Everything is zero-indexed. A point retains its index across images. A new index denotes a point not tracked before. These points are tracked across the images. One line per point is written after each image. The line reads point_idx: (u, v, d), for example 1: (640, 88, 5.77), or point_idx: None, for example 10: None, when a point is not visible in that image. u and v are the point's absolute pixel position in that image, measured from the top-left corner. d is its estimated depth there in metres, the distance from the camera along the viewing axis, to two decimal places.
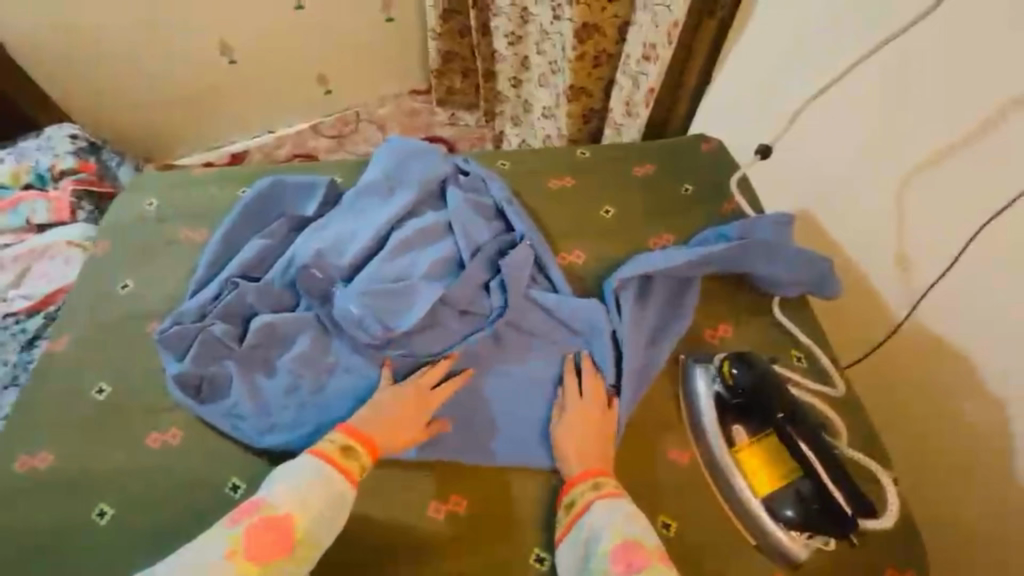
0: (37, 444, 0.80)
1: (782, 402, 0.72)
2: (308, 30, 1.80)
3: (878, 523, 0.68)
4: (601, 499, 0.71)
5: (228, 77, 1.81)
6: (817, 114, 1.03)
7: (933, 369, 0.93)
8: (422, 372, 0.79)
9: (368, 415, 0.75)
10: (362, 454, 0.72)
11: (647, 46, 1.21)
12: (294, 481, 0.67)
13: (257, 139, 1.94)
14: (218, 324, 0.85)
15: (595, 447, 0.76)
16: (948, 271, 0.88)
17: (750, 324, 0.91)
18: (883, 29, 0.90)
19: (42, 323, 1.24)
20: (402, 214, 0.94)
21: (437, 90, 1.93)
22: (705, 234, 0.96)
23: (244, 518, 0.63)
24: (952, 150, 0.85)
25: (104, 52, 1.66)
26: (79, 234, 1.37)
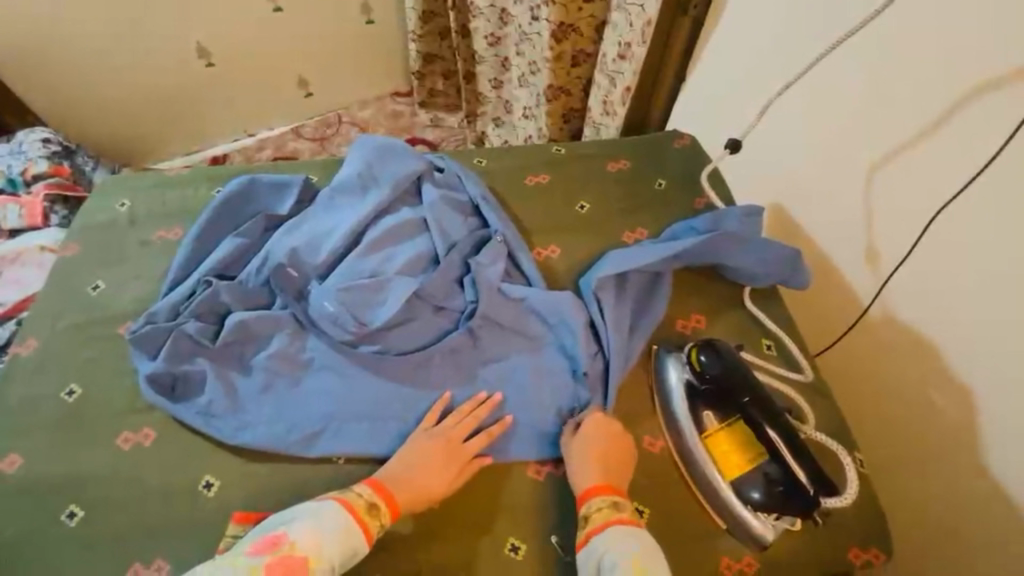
0: (3, 448, 0.79)
1: (748, 386, 0.73)
2: (287, 32, 1.79)
3: (840, 501, 0.70)
4: (623, 525, 0.68)
5: (206, 81, 1.80)
6: (786, 109, 1.06)
7: (900, 355, 0.95)
8: (455, 425, 0.77)
9: (396, 468, 0.73)
10: (385, 515, 0.70)
11: (621, 45, 1.23)
12: (319, 521, 0.66)
13: (237, 142, 1.93)
14: (191, 323, 0.84)
15: (611, 460, 0.74)
16: (910, 260, 0.91)
17: (722, 314, 0.92)
18: (846, 24, 0.93)
19: (13, 330, 1.22)
20: (377, 211, 0.95)
21: (419, 92, 1.93)
22: (677, 227, 0.98)
23: (267, 552, 0.63)
24: (913, 141, 0.87)
25: (75, 54, 1.63)
26: (51, 239, 1.38)
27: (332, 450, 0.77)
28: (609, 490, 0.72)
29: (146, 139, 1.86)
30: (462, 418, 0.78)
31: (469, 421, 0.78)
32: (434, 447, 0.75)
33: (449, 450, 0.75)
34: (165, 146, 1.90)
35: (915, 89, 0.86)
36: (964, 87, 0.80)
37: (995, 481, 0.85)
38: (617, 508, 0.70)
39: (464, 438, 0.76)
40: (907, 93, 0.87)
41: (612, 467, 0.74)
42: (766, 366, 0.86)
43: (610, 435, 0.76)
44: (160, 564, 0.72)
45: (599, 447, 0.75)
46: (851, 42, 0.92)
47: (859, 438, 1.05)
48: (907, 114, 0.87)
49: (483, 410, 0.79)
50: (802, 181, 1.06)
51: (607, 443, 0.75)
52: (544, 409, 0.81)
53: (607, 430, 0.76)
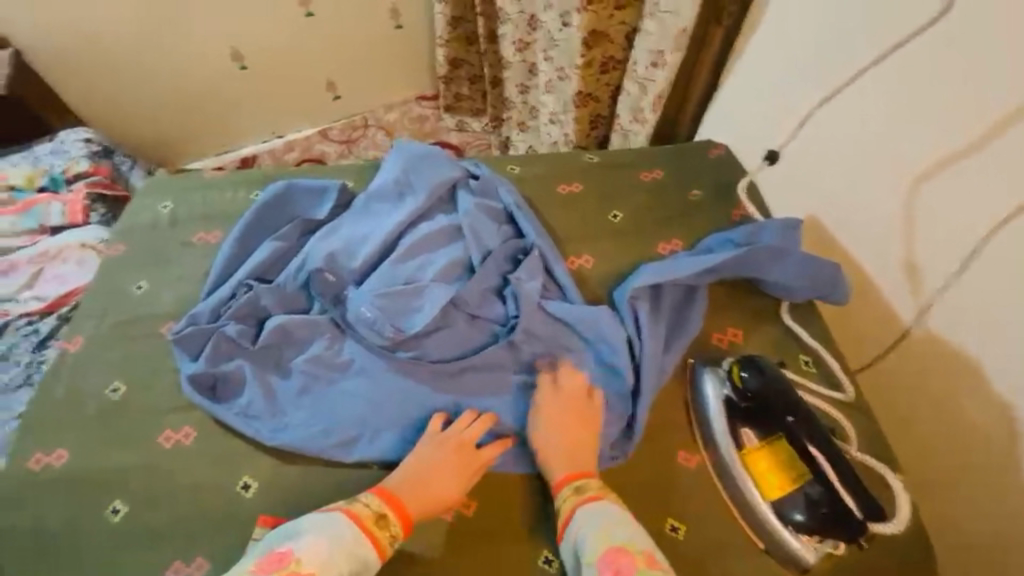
0: (52, 442, 0.81)
1: (793, 405, 0.71)
2: (317, 37, 1.82)
3: (889, 527, 0.68)
4: (583, 506, 0.70)
5: (238, 84, 1.84)
6: (826, 119, 1.04)
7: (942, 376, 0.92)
8: (463, 428, 0.77)
9: (404, 476, 0.74)
10: (394, 524, 0.70)
11: (654, 53, 1.23)
12: (325, 537, 0.65)
13: (266, 143, 1.97)
14: (232, 325, 0.86)
15: (571, 449, 0.76)
16: (948, 276, 0.89)
17: (758, 329, 0.91)
18: (890, 37, 0.91)
19: (55, 324, 1.30)
20: (413, 218, 0.96)
21: (445, 96, 1.94)
22: (712, 238, 0.97)
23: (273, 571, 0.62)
24: (955, 157, 0.85)
25: (116, 58, 1.70)
26: (92, 237, 1.43)
27: (368, 455, 0.78)
28: (572, 476, 0.74)
29: (180, 140, 1.92)
30: (466, 424, 0.78)
31: (478, 424, 0.78)
32: (440, 457, 0.74)
33: (464, 456, 0.75)
34: (197, 146, 1.94)
35: (959, 102, 0.84)
36: (1011, 102, 0.77)
37: None
38: (580, 491, 0.72)
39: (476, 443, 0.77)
40: (950, 106, 0.85)
41: (575, 452, 0.76)
42: (806, 383, 0.84)
43: (563, 417, 0.77)
44: (199, 562, 0.73)
45: (551, 423, 0.77)
46: (893, 56, 0.91)
47: (899, 450, 1.03)
48: (953, 124, 0.85)
49: (483, 423, 0.78)
50: (839, 194, 1.05)
51: (564, 420, 0.77)
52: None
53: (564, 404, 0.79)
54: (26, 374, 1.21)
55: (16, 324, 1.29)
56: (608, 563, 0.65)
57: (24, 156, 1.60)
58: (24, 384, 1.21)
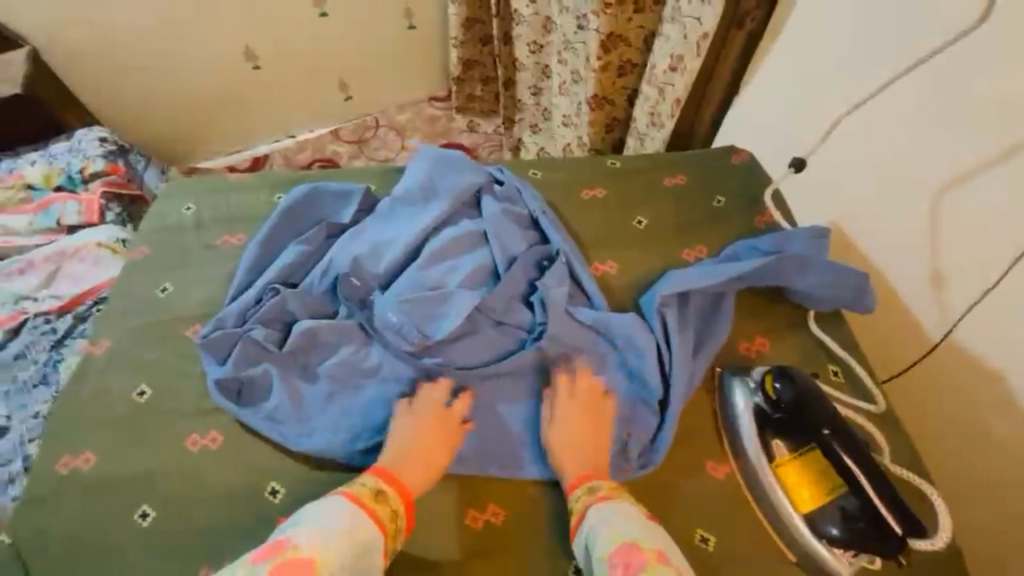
0: (80, 445, 0.81)
1: (827, 417, 0.70)
2: (330, 36, 1.82)
3: (930, 544, 0.66)
4: (598, 504, 0.71)
5: (251, 83, 1.85)
6: (853, 128, 1.02)
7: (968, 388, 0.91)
8: (432, 390, 0.80)
9: (393, 453, 0.76)
10: (393, 499, 0.71)
11: (673, 58, 1.22)
12: (322, 522, 0.65)
13: (279, 143, 1.97)
14: (258, 329, 0.86)
15: (586, 445, 0.77)
16: (973, 287, 0.88)
17: (785, 338, 0.90)
18: (917, 47, 0.90)
19: (71, 323, 1.30)
20: (437, 223, 0.96)
21: (457, 97, 1.94)
22: (738, 246, 0.96)
23: (271, 557, 0.61)
24: (980, 169, 0.85)
25: (131, 58, 1.71)
26: (106, 236, 1.43)
27: None
28: (582, 477, 0.75)
29: (193, 140, 1.92)
30: (438, 386, 0.80)
31: (439, 392, 0.80)
32: (415, 434, 0.76)
33: (435, 428, 0.77)
34: (210, 145, 1.94)
35: (989, 113, 0.83)
36: None
37: None
38: (593, 491, 0.73)
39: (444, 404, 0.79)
40: (976, 118, 0.84)
41: (586, 453, 0.77)
42: (839, 395, 0.83)
43: (575, 413, 0.79)
44: None
45: (565, 415, 0.79)
46: (927, 64, 0.89)
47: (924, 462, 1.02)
48: (983, 134, 0.84)
49: (463, 402, 0.80)
50: (863, 201, 1.03)
51: (573, 417, 0.78)
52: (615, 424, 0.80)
53: (579, 395, 0.80)
54: (43, 372, 1.22)
55: (34, 323, 1.30)
56: (619, 561, 0.64)
57: (41, 155, 1.60)
58: (41, 383, 1.22)
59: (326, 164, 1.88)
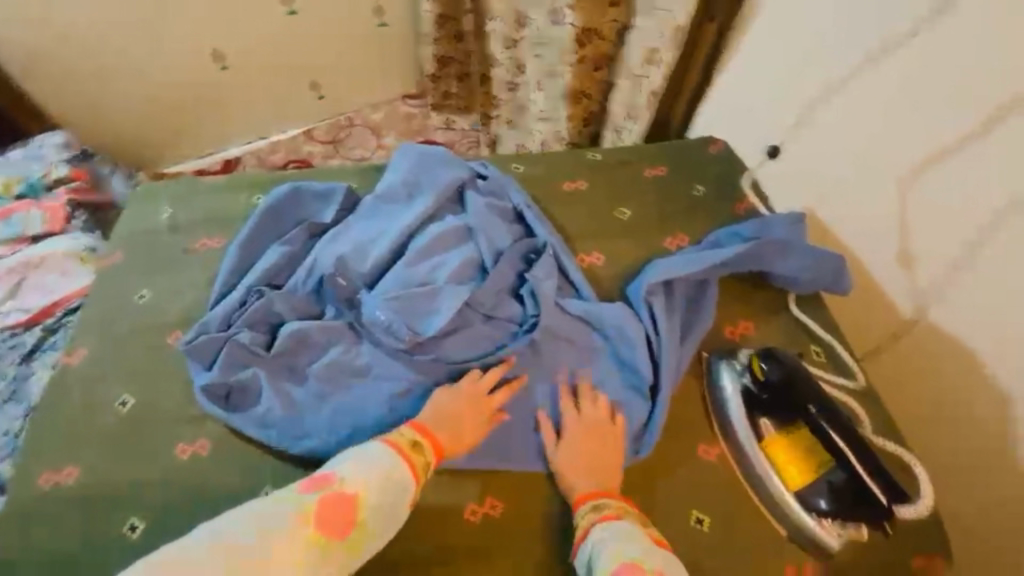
0: (62, 459, 0.79)
1: (813, 393, 0.73)
2: (299, 34, 1.79)
3: (911, 510, 0.70)
4: (600, 523, 0.69)
5: (218, 84, 1.80)
6: (829, 113, 1.05)
7: (936, 360, 0.96)
8: (482, 376, 0.81)
9: (431, 412, 0.76)
10: (428, 451, 0.73)
11: (648, 51, 1.25)
12: (366, 460, 0.68)
13: (252, 145, 1.93)
14: (244, 333, 0.84)
15: (596, 462, 0.76)
16: (945, 264, 0.92)
17: (768, 321, 0.93)
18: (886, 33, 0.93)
19: (40, 335, 1.26)
20: (422, 219, 0.95)
21: (432, 94, 1.92)
22: (719, 233, 0.98)
23: (319, 489, 0.65)
24: (948, 150, 0.89)
25: (91, 60, 1.65)
26: (71, 245, 1.38)
27: None
28: (590, 494, 0.73)
29: (161, 143, 1.86)
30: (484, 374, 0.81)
31: (487, 379, 0.80)
32: (453, 406, 0.77)
33: (475, 405, 0.78)
34: (179, 148, 1.88)
35: (955, 98, 0.87)
36: (1005, 95, 0.81)
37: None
38: (599, 509, 0.71)
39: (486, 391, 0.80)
40: (944, 102, 0.88)
41: (598, 471, 0.75)
42: (823, 374, 0.86)
43: (586, 433, 0.78)
44: None
45: (575, 438, 0.78)
46: (898, 48, 0.92)
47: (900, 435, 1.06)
48: (950, 117, 0.88)
49: (505, 392, 0.80)
50: (837, 186, 1.07)
51: (582, 435, 0.78)
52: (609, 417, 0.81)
53: (587, 415, 0.79)
54: (10, 389, 1.17)
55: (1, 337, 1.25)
56: None
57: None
58: (11, 400, 1.17)
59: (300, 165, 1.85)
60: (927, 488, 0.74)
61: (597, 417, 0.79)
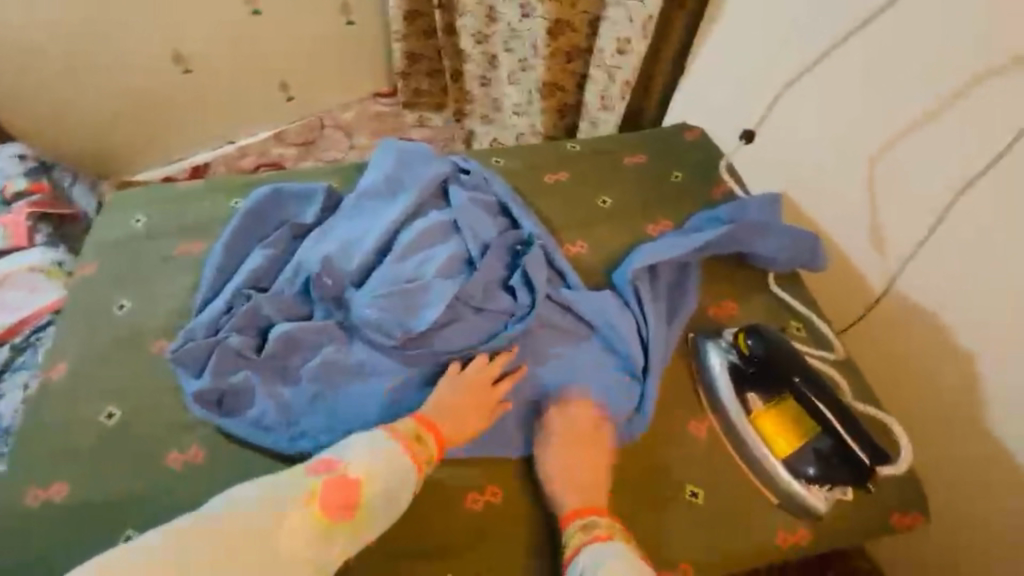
0: (48, 476, 0.76)
1: (797, 366, 0.76)
2: (265, 34, 1.75)
3: (894, 470, 0.73)
4: (591, 544, 0.69)
5: (181, 88, 1.75)
6: (798, 97, 1.09)
7: (906, 331, 1.00)
8: (490, 363, 0.82)
9: (436, 404, 0.77)
10: (431, 445, 0.73)
11: (620, 41, 1.26)
12: (370, 447, 0.68)
13: (218, 150, 1.86)
14: (233, 337, 0.83)
15: (583, 480, 0.75)
16: (910, 236, 0.97)
17: (750, 301, 0.95)
18: (852, 17, 0.98)
19: (9, 355, 1.20)
20: (407, 216, 0.95)
21: (403, 92, 1.89)
22: (699, 218, 1.01)
23: (323, 472, 0.66)
24: (911, 127, 0.94)
25: (47, 68, 1.61)
26: (40, 258, 1.34)
27: None
28: (584, 512, 0.72)
29: (123, 151, 1.80)
30: (485, 365, 0.82)
31: (494, 367, 0.82)
32: (457, 398, 0.78)
33: (481, 396, 0.79)
34: (145, 154, 1.82)
35: (915, 77, 0.92)
36: (968, 71, 0.86)
37: (996, 444, 0.92)
38: (589, 528, 0.70)
39: (491, 380, 0.81)
40: (904, 82, 0.93)
41: (587, 486, 0.75)
42: (806, 348, 0.89)
43: (573, 443, 0.78)
44: None
45: (562, 448, 0.78)
46: (865, 31, 0.97)
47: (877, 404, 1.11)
48: (912, 95, 0.93)
49: (511, 380, 0.82)
50: (808, 167, 1.10)
51: (579, 445, 0.77)
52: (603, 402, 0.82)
53: (578, 428, 0.79)
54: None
55: None
56: None
57: None
58: None
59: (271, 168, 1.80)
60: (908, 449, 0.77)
61: (575, 425, 0.79)
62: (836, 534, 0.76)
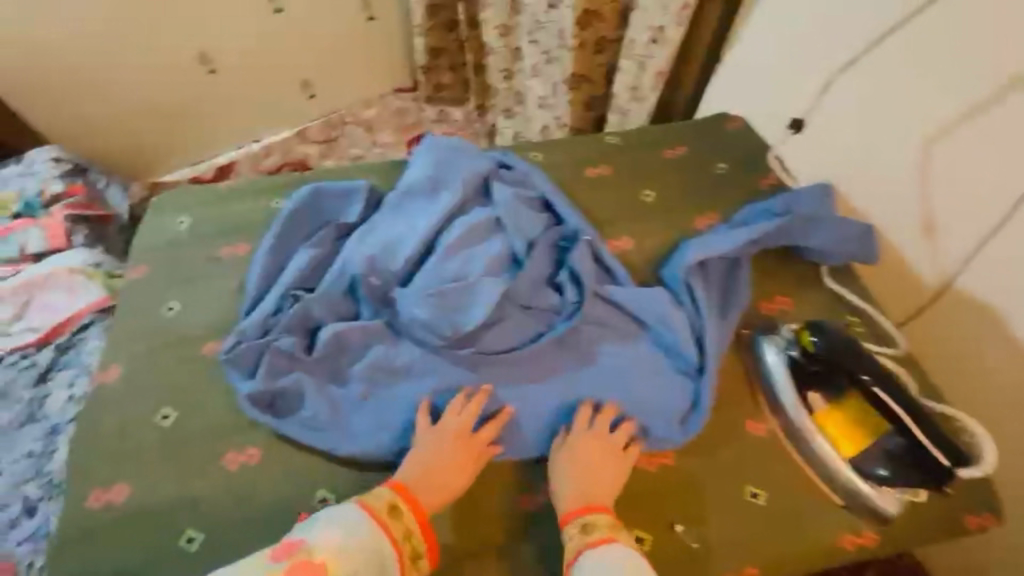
0: (109, 476, 0.78)
1: (865, 364, 0.73)
2: (288, 32, 1.74)
3: (975, 472, 0.70)
4: (591, 548, 0.66)
5: (209, 89, 1.76)
6: (850, 85, 1.05)
7: (961, 330, 0.95)
8: (466, 407, 0.78)
9: (411, 466, 0.74)
10: (409, 516, 0.69)
11: (654, 30, 1.22)
12: (338, 528, 0.65)
13: (241, 150, 1.88)
14: (284, 338, 0.83)
15: (592, 480, 0.73)
16: (970, 230, 0.92)
17: (804, 295, 0.93)
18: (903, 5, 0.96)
19: (53, 355, 1.24)
20: (450, 214, 0.94)
21: (426, 87, 1.89)
22: (748, 211, 0.98)
23: (285, 557, 0.62)
24: (968, 114, 0.90)
25: (77, 72, 1.61)
26: (81, 261, 1.35)
27: None
28: (582, 512, 0.70)
29: (153, 152, 1.82)
30: (467, 404, 0.79)
31: (470, 410, 0.78)
32: (436, 454, 0.75)
33: (463, 448, 0.76)
34: (175, 155, 1.85)
35: (975, 60, 0.88)
36: None
37: None
38: (587, 530, 0.68)
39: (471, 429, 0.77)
40: (961, 69, 0.90)
41: (590, 484, 0.73)
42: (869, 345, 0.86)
43: (585, 445, 0.75)
44: None
45: (568, 450, 0.76)
46: (920, 16, 0.94)
47: None
48: (973, 80, 0.89)
49: (492, 425, 0.78)
50: (856, 158, 1.05)
51: (581, 447, 0.75)
52: (658, 401, 0.80)
53: (590, 430, 0.77)
54: (28, 411, 1.18)
55: (13, 359, 1.24)
56: None
57: None
58: (29, 422, 1.17)
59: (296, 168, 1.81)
60: (992, 449, 0.73)
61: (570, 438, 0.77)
62: (904, 537, 0.74)
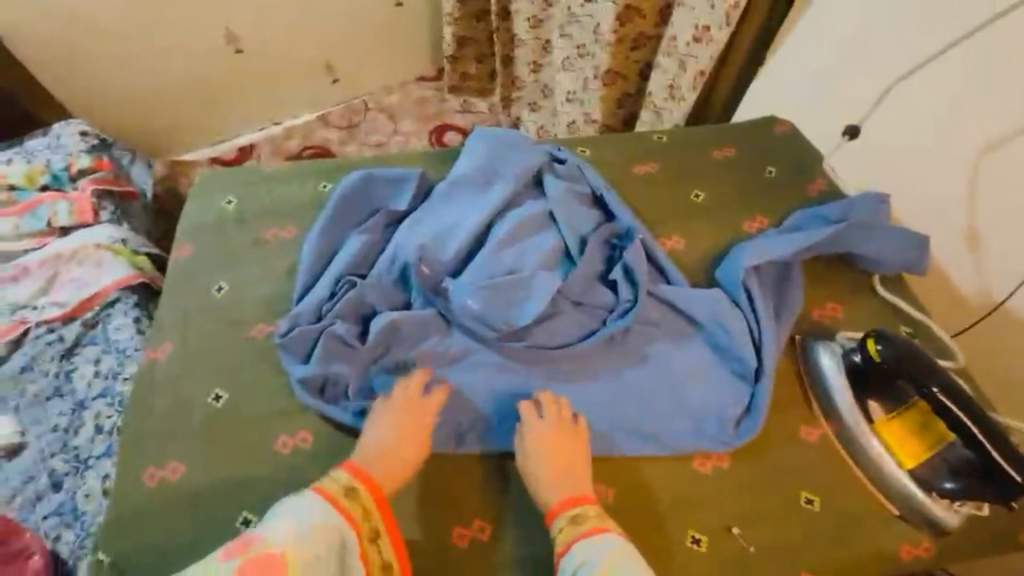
0: (161, 456, 0.78)
1: (931, 375, 0.71)
2: (317, 14, 1.72)
3: None
4: (584, 538, 0.67)
5: (235, 68, 1.74)
6: (906, 93, 1.02)
7: (1004, 343, 0.96)
8: (404, 385, 0.78)
9: (364, 448, 0.74)
10: (364, 494, 0.70)
11: (699, 28, 1.18)
12: (298, 519, 0.64)
13: (262, 132, 1.86)
14: (339, 324, 0.83)
15: (571, 465, 0.74)
16: (1014, 246, 0.93)
17: (855, 303, 0.93)
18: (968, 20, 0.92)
19: (80, 331, 1.23)
20: (502, 206, 0.93)
21: (451, 76, 1.84)
22: (803, 215, 0.97)
23: (239, 553, 0.60)
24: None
25: (104, 45, 1.59)
26: (107, 236, 1.32)
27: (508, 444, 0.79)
28: (566, 503, 0.71)
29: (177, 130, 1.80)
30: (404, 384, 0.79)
31: (414, 386, 0.78)
32: (383, 433, 0.74)
33: (410, 420, 0.76)
34: (196, 135, 1.82)
35: None
36: None
37: None
38: (577, 522, 0.69)
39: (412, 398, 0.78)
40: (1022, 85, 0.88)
41: (570, 476, 0.73)
42: None
43: (555, 438, 0.75)
44: None
45: (546, 436, 0.75)
46: (985, 31, 0.90)
47: None
48: None
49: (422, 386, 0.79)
50: (906, 169, 1.04)
51: (550, 436, 0.75)
52: (715, 402, 0.81)
53: (560, 416, 0.77)
54: (55, 384, 1.17)
55: (38, 332, 1.23)
56: None
57: (17, 152, 1.49)
58: (55, 396, 1.17)
59: (319, 154, 1.79)
60: None
61: (558, 419, 0.77)
62: (958, 548, 0.75)
